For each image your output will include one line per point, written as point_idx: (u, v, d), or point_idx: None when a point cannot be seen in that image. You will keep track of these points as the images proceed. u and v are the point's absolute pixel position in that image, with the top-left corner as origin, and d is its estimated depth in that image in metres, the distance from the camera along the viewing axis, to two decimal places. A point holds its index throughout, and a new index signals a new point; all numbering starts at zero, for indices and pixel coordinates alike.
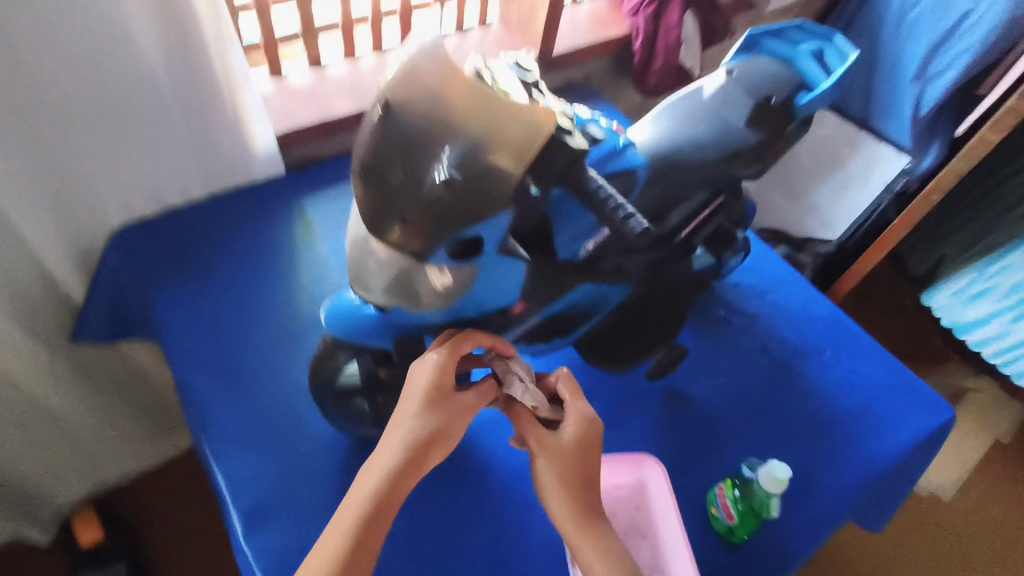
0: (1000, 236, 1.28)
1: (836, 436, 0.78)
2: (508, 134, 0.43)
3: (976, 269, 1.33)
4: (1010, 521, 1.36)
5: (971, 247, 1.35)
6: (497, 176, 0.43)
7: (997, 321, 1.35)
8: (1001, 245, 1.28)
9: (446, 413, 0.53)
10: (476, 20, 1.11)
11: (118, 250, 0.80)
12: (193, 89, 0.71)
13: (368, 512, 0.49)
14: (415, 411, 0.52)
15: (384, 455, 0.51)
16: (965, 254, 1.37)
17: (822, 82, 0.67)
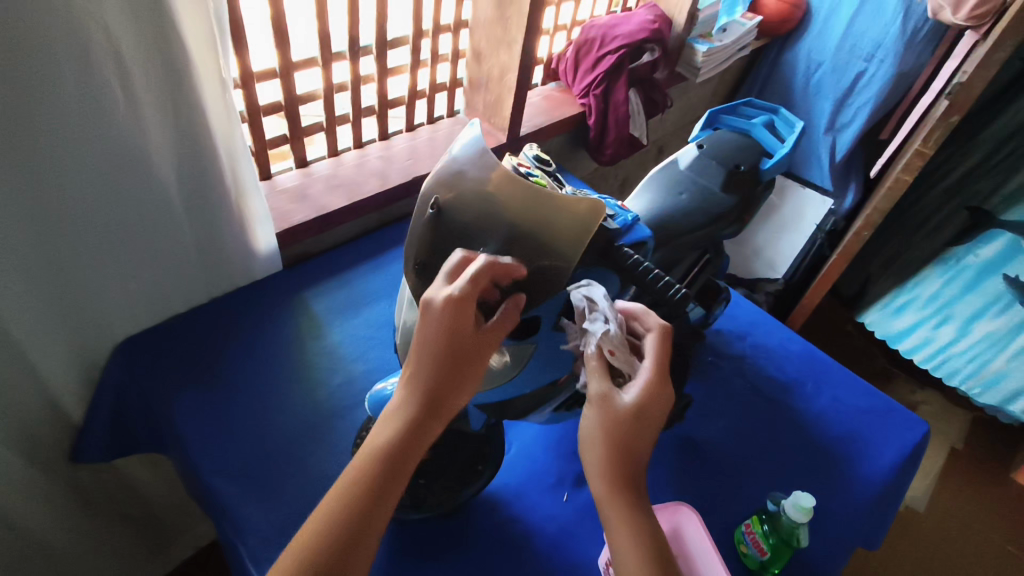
0: (913, 254, 1.46)
1: (835, 460, 0.85)
2: (559, 228, 0.50)
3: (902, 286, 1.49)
4: (987, 520, 1.44)
5: (890, 266, 1.54)
6: (554, 267, 0.50)
7: (922, 328, 1.49)
8: (916, 262, 1.46)
9: (465, 350, 0.48)
10: (443, 111, 1.19)
11: (125, 361, 0.80)
12: (205, 196, 0.76)
13: (372, 481, 0.45)
14: (428, 351, 0.47)
15: (397, 408, 0.48)
16: (885, 271, 1.55)
17: (779, 149, 0.79)
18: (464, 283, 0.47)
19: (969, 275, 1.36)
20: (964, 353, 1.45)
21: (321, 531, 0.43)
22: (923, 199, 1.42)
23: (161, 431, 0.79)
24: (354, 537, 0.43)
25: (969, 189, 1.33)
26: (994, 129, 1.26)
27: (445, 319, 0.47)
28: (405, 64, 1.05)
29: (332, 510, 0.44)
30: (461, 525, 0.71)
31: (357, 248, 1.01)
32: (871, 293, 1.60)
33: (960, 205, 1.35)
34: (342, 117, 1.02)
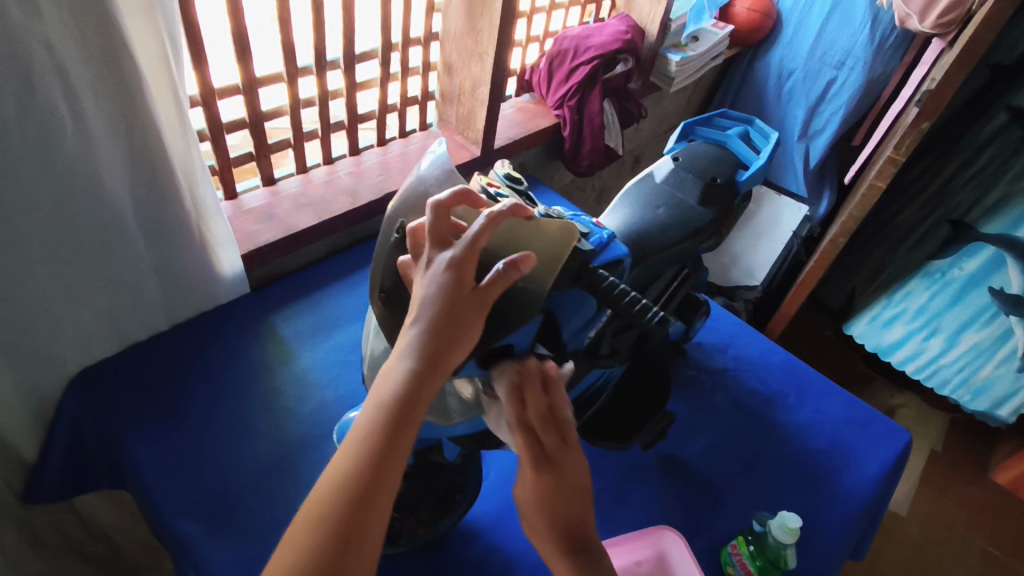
0: (897, 268, 1.46)
1: (820, 473, 0.84)
2: (534, 249, 0.48)
3: (887, 298, 1.49)
4: (967, 522, 1.44)
5: (873, 279, 1.53)
6: (528, 291, 0.48)
7: (912, 341, 1.48)
8: (901, 274, 1.45)
9: (467, 308, 0.43)
10: (416, 125, 1.17)
11: (80, 394, 0.76)
12: (162, 218, 0.72)
13: (372, 452, 0.39)
14: (426, 311, 0.43)
15: (388, 374, 0.42)
16: (870, 285, 1.54)
17: (756, 159, 0.78)
18: (467, 241, 0.44)
19: (954, 289, 1.36)
20: (954, 364, 1.44)
21: (321, 514, 0.37)
22: (902, 213, 1.43)
23: (119, 466, 0.75)
24: (360, 517, 0.38)
25: (949, 202, 1.33)
26: (971, 140, 1.28)
27: (441, 282, 0.43)
28: (374, 78, 1.03)
29: (333, 487, 0.38)
30: (438, 558, 0.68)
31: (327, 268, 0.98)
32: (857, 306, 1.58)
33: (942, 218, 1.35)
34: (311, 133, 0.99)
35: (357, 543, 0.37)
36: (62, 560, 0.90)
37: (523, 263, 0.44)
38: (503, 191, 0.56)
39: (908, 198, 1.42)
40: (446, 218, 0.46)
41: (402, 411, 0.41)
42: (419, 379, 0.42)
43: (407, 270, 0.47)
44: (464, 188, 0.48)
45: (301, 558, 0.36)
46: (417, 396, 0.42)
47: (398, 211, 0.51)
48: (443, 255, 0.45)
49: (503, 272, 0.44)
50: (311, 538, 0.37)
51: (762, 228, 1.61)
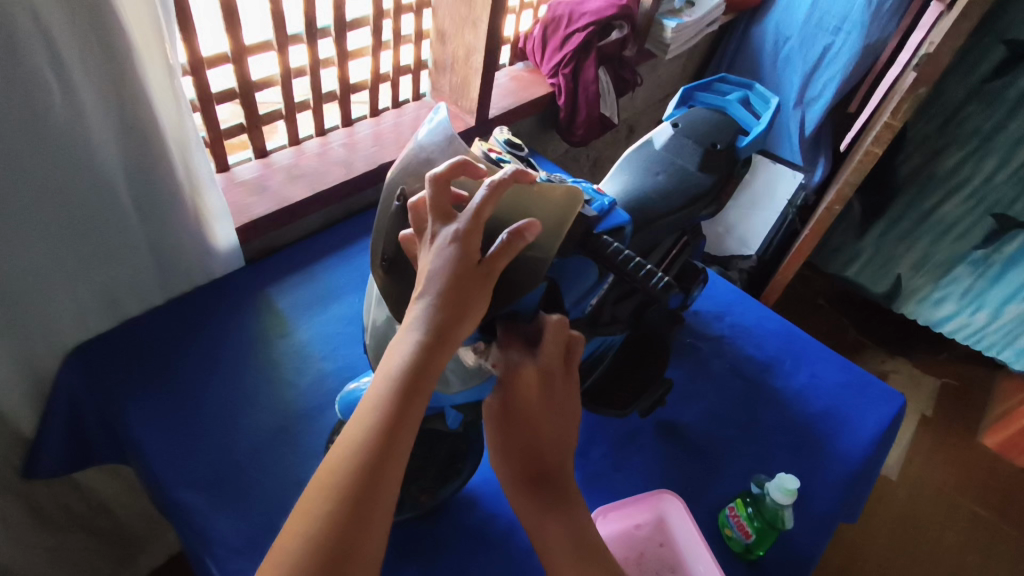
0: (942, 255, 1.59)
1: (816, 437, 0.85)
2: (539, 216, 0.48)
3: (934, 281, 1.64)
4: (952, 484, 1.47)
5: (919, 266, 1.64)
6: (534, 260, 0.47)
7: (963, 316, 1.63)
8: (945, 262, 1.59)
9: (473, 281, 0.44)
10: (409, 94, 1.15)
11: (77, 369, 0.76)
12: (154, 190, 0.71)
13: (383, 423, 0.40)
14: (433, 285, 0.43)
15: (399, 346, 0.42)
16: (917, 272, 1.65)
17: (756, 125, 0.77)
18: (470, 214, 0.44)
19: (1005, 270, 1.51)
20: (997, 331, 1.60)
21: (335, 484, 0.38)
22: (944, 207, 1.52)
23: (120, 441, 0.76)
24: (370, 484, 0.38)
25: (991, 197, 1.45)
26: (1005, 136, 1.36)
27: (446, 255, 0.43)
28: (366, 46, 1.00)
29: (346, 458, 0.38)
30: (440, 524, 0.69)
31: (324, 240, 0.97)
32: (906, 289, 1.70)
33: (985, 212, 1.47)
34: (302, 104, 0.97)
35: (371, 512, 0.37)
36: (66, 534, 0.91)
37: (527, 231, 0.44)
38: (504, 157, 0.55)
39: (943, 192, 1.51)
40: (446, 191, 0.46)
41: (410, 384, 0.41)
42: (427, 352, 0.42)
43: (411, 245, 0.47)
44: (464, 159, 0.47)
45: (315, 528, 0.36)
46: (426, 368, 0.42)
47: (397, 179, 0.51)
48: (447, 229, 0.45)
49: (507, 242, 0.44)
50: (322, 506, 0.37)
51: (759, 197, 1.61)
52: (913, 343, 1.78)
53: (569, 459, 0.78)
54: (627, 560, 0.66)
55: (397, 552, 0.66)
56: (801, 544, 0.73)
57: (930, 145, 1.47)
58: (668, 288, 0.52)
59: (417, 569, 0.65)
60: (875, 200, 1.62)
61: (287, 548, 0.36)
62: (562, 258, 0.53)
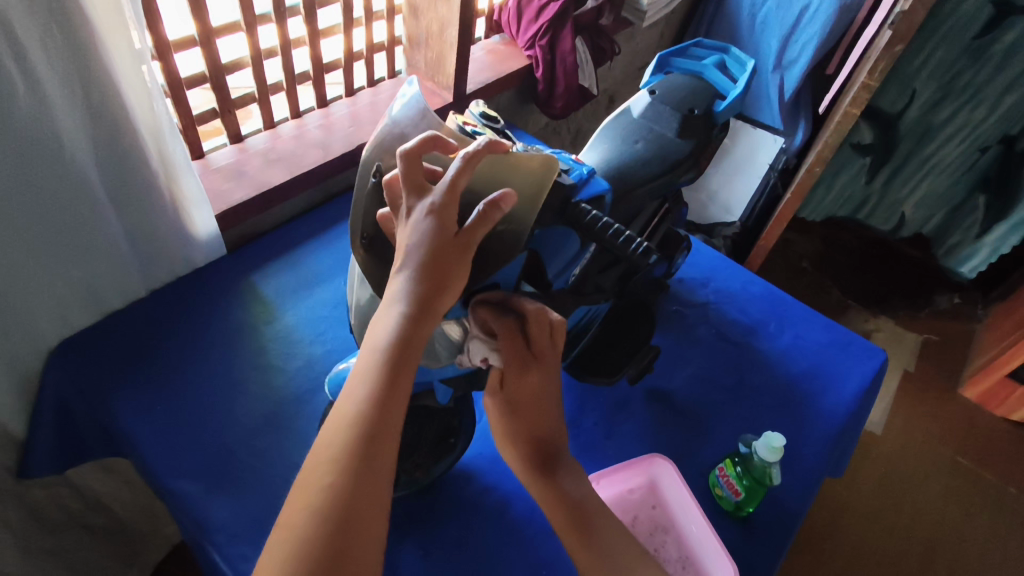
0: (942, 189, 1.67)
1: (801, 396, 0.87)
2: (516, 186, 0.47)
3: (931, 210, 1.74)
4: (934, 437, 1.51)
5: (919, 203, 1.73)
6: (515, 231, 0.47)
7: (963, 245, 1.74)
8: (943, 194, 1.68)
9: (453, 253, 0.44)
10: (384, 72, 1.13)
11: (63, 366, 0.75)
12: (127, 179, 0.70)
13: (377, 392, 0.40)
14: (414, 259, 0.43)
15: (384, 319, 0.43)
16: (919, 208, 1.74)
17: (733, 89, 0.77)
18: (444, 187, 0.44)
19: (1001, 204, 1.59)
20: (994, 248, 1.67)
21: (332, 455, 0.38)
22: (941, 152, 1.58)
23: (114, 435, 0.76)
24: (371, 452, 0.38)
25: (982, 135, 1.52)
26: (996, 86, 1.42)
27: (424, 229, 0.43)
28: (337, 24, 0.98)
29: (341, 429, 0.39)
30: (437, 500, 0.70)
31: (306, 224, 0.96)
32: (908, 222, 1.80)
33: (976, 147, 1.55)
34: (275, 85, 0.95)
35: (370, 480, 0.38)
36: (66, 532, 0.91)
37: (503, 202, 0.44)
38: (481, 130, 0.54)
39: (941, 140, 1.55)
40: (418, 166, 0.45)
41: (401, 354, 0.42)
42: (412, 323, 0.42)
43: (388, 224, 0.47)
44: (437, 135, 0.47)
45: (314, 500, 0.37)
46: (412, 339, 0.42)
47: (371, 155, 0.50)
48: (422, 203, 0.45)
49: (484, 213, 0.44)
50: (324, 477, 0.37)
51: (740, 162, 1.61)
52: (896, 300, 1.81)
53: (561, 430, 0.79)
54: (620, 523, 0.68)
55: (395, 529, 0.67)
56: (791, 500, 0.75)
57: (929, 98, 1.48)
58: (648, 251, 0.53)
59: (417, 544, 0.66)
60: (875, 151, 1.64)
61: (294, 521, 0.36)
62: (543, 227, 0.53)
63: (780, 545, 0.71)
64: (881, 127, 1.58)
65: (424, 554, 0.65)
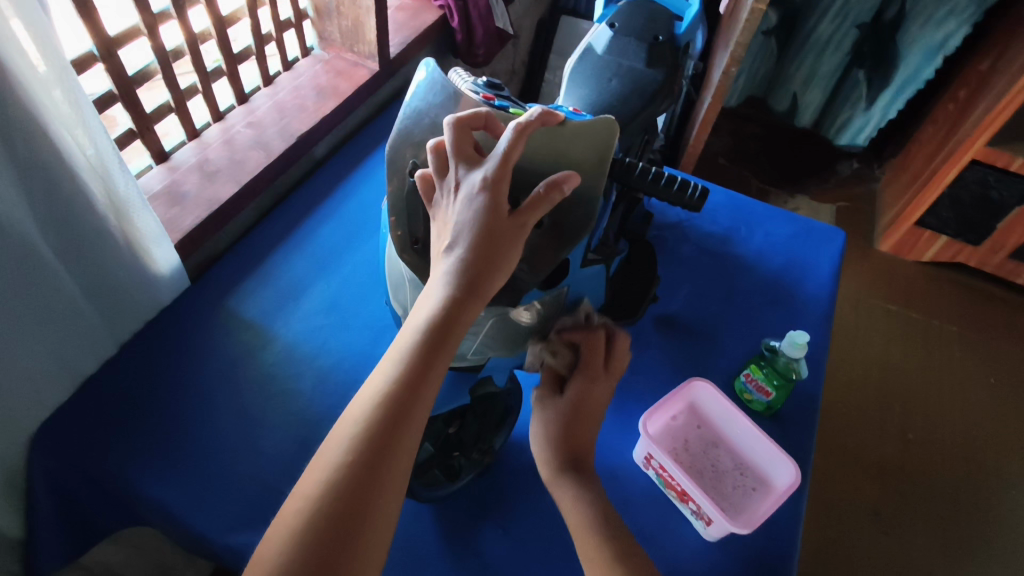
0: (825, 67, 1.73)
1: (788, 289, 0.93)
2: (576, 158, 0.45)
3: (816, 90, 1.80)
4: (869, 292, 1.63)
5: (808, 82, 1.79)
6: (581, 205, 0.47)
7: (854, 118, 1.79)
8: (827, 71, 1.74)
9: (502, 232, 0.42)
10: (297, 51, 1.03)
11: (55, 449, 0.68)
12: (70, 229, 0.62)
13: (404, 377, 0.40)
14: (459, 237, 0.42)
15: (425, 302, 0.42)
16: (807, 87, 1.80)
17: (689, 9, 0.81)
18: (498, 160, 0.42)
19: (878, 73, 1.66)
20: (880, 111, 1.74)
21: (350, 434, 0.39)
22: (820, 27, 1.65)
23: (133, 505, 0.70)
24: (390, 438, 0.39)
25: (854, 11, 1.59)
26: None
27: (476, 205, 0.41)
28: (240, 7, 0.89)
29: (366, 409, 0.39)
30: (499, 476, 0.70)
31: (266, 234, 0.89)
32: (800, 104, 1.86)
33: (851, 25, 1.62)
34: (190, 89, 0.85)
35: (388, 467, 0.38)
36: None
37: (566, 183, 0.42)
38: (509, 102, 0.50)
39: (822, 18, 1.64)
40: (468, 136, 0.43)
41: (434, 339, 0.41)
42: (456, 307, 0.41)
43: (429, 186, 0.44)
44: (491, 113, 0.45)
45: (331, 474, 0.37)
46: (452, 324, 0.41)
47: (401, 150, 0.47)
48: (472, 175, 0.43)
49: (544, 193, 0.42)
50: (342, 456, 0.38)
51: None
52: (807, 177, 1.89)
53: None
54: (676, 451, 0.71)
55: (469, 515, 0.67)
56: (806, 385, 0.81)
57: None
58: (699, 197, 0.58)
59: (494, 524, 0.67)
60: (780, 33, 1.73)
61: (308, 491, 0.37)
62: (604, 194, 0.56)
63: (810, 428, 0.77)
64: (785, 9, 1.67)
65: (504, 530, 0.66)
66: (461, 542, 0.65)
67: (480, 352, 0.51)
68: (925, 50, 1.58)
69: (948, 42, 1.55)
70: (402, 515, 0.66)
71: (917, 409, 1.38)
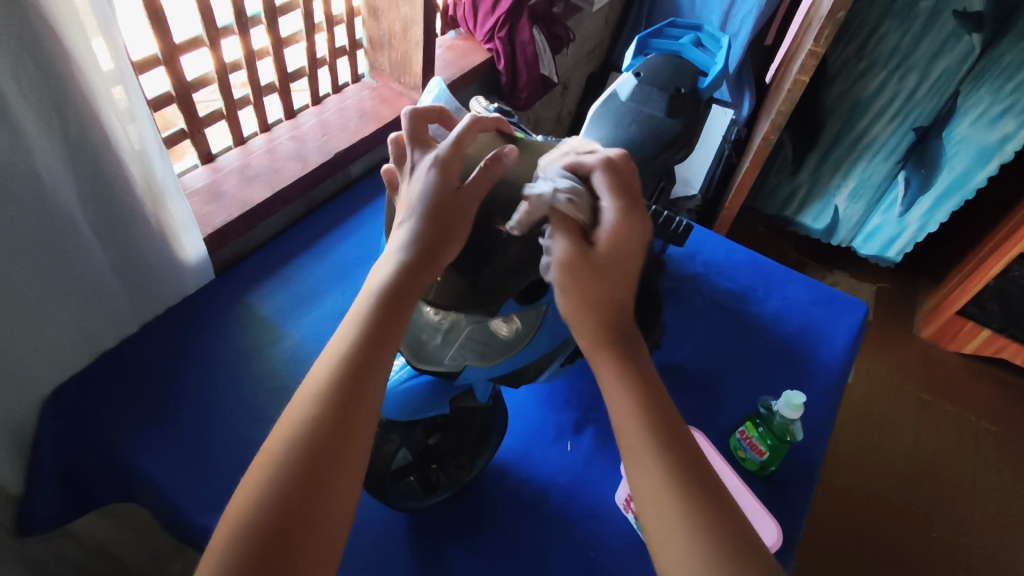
0: (869, 168, 1.52)
1: (800, 353, 0.91)
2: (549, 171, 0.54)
3: (847, 195, 1.60)
4: (899, 377, 1.55)
5: (849, 194, 1.59)
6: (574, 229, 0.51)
7: (885, 226, 1.60)
8: (874, 176, 1.53)
9: (451, 203, 0.49)
10: (348, 77, 1.11)
11: (61, 414, 0.71)
12: (111, 213, 0.67)
13: (362, 332, 0.45)
14: (415, 211, 0.48)
15: (382, 270, 0.48)
16: (853, 202, 1.61)
17: (716, 65, 0.84)
18: (449, 146, 0.51)
19: (926, 177, 1.46)
20: (920, 220, 1.54)
21: (314, 391, 0.43)
22: (876, 130, 1.46)
23: (125, 479, 0.72)
24: (350, 390, 0.43)
25: (914, 114, 1.40)
26: (924, 51, 1.32)
27: (428, 179, 0.49)
28: (299, 31, 0.97)
29: (330, 361, 0.44)
30: (478, 496, 0.70)
31: (291, 241, 0.94)
32: (829, 215, 1.66)
33: (906, 128, 1.43)
34: (242, 99, 0.92)
35: (351, 421, 0.42)
36: None
37: (503, 156, 0.51)
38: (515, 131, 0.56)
39: (870, 117, 1.45)
40: (423, 134, 0.54)
41: (391, 295, 0.46)
42: (408, 270, 0.47)
43: (392, 179, 0.54)
44: (443, 113, 0.56)
45: (296, 431, 0.41)
46: (406, 284, 0.46)
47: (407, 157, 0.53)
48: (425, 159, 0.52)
49: (487, 166, 0.50)
50: (306, 411, 0.42)
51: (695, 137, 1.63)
52: (846, 255, 1.85)
53: (583, 415, 0.78)
54: None
55: (442, 531, 0.66)
56: (806, 451, 0.78)
57: (853, 67, 1.40)
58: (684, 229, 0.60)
59: (465, 546, 0.66)
60: (808, 141, 1.56)
61: (276, 448, 0.41)
62: None
63: (806, 494, 0.75)
64: (809, 106, 1.51)
65: (475, 552, 0.65)
66: (432, 557, 0.64)
67: (457, 360, 0.52)
68: (977, 151, 1.37)
69: (1007, 143, 1.34)
70: (377, 522, 0.66)
71: (942, 509, 1.29)
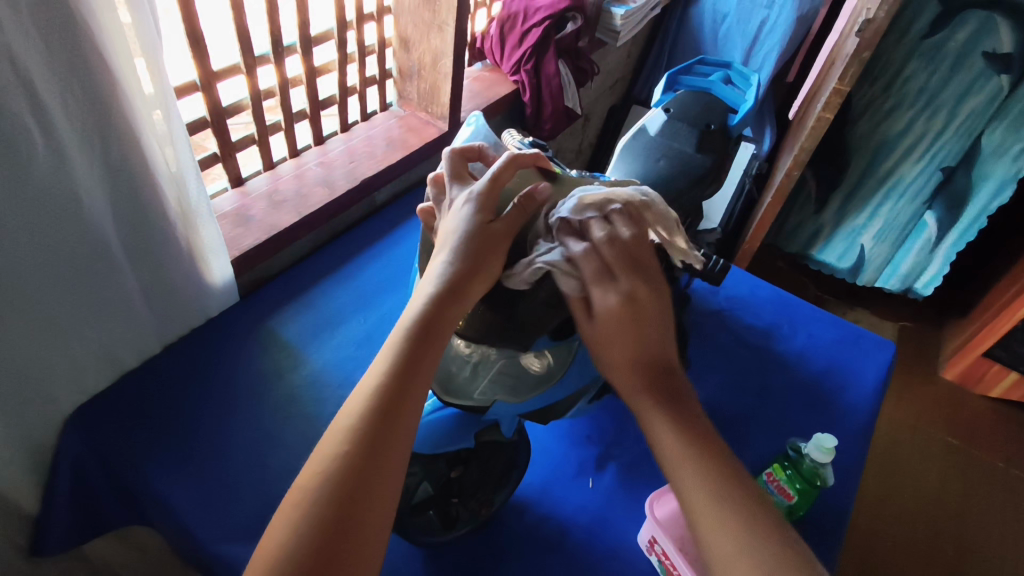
0: (894, 207, 1.51)
1: (827, 393, 0.89)
2: None
3: (872, 234, 1.58)
4: (923, 420, 1.51)
5: (873, 231, 1.58)
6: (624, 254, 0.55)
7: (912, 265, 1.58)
8: (900, 215, 1.52)
9: (487, 239, 0.49)
10: (376, 105, 1.12)
11: (80, 433, 0.71)
12: (145, 236, 0.68)
13: (393, 366, 0.45)
14: (450, 245, 0.48)
15: (416, 302, 0.47)
16: (879, 241, 1.59)
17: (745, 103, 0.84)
18: (487, 181, 0.51)
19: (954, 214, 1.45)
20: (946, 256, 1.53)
21: (344, 427, 0.43)
22: (902, 169, 1.45)
23: (140, 501, 0.71)
24: (381, 426, 0.43)
25: (941, 153, 1.39)
26: (951, 92, 1.31)
27: (465, 215, 0.50)
28: (331, 61, 0.99)
29: (361, 396, 0.44)
30: (498, 532, 0.68)
31: (315, 266, 0.94)
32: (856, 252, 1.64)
33: (932, 167, 1.42)
34: (273, 126, 0.94)
35: (381, 458, 0.42)
36: None
37: (536, 195, 0.51)
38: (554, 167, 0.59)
39: (897, 155, 1.44)
40: (460, 171, 0.54)
41: (423, 329, 0.46)
42: (439, 305, 0.46)
43: (430, 216, 0.55)
44: (483, 148, 0.56)
45: (326, 468, 0.41)
46: (439, 318, 0.46)
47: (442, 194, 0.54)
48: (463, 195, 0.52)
49: (521, 204, 0.50)
50: (337, 446, 0.42)
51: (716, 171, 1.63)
52: (868, 293, 1.83)
53: (605, 451, 0.77)
54: None
55: (460, 567, 0.65)
56: (834, 497, 0.76)
57: (878, 107, 1.40)
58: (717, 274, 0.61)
59: None
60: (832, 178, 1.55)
61: (308, 486, 0.41)
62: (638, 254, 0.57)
63: (834, 542, 0.72)
64: (833, 144, 1.50)
65: None
66: None
67: (486, 394, 0.53)
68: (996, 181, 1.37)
69: None
70: (393, 556, 0.64)
71: (971, 561, 1.24)
